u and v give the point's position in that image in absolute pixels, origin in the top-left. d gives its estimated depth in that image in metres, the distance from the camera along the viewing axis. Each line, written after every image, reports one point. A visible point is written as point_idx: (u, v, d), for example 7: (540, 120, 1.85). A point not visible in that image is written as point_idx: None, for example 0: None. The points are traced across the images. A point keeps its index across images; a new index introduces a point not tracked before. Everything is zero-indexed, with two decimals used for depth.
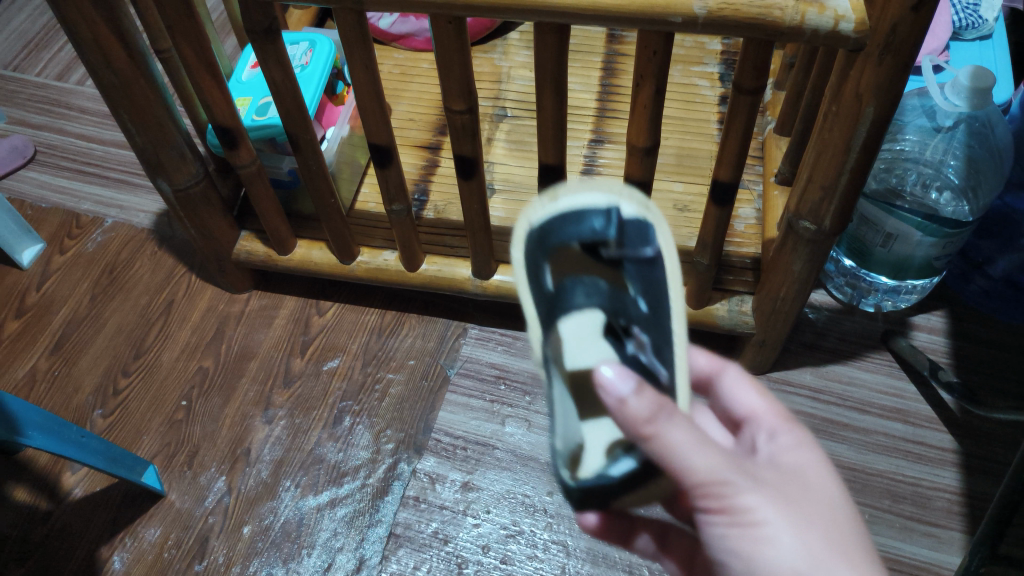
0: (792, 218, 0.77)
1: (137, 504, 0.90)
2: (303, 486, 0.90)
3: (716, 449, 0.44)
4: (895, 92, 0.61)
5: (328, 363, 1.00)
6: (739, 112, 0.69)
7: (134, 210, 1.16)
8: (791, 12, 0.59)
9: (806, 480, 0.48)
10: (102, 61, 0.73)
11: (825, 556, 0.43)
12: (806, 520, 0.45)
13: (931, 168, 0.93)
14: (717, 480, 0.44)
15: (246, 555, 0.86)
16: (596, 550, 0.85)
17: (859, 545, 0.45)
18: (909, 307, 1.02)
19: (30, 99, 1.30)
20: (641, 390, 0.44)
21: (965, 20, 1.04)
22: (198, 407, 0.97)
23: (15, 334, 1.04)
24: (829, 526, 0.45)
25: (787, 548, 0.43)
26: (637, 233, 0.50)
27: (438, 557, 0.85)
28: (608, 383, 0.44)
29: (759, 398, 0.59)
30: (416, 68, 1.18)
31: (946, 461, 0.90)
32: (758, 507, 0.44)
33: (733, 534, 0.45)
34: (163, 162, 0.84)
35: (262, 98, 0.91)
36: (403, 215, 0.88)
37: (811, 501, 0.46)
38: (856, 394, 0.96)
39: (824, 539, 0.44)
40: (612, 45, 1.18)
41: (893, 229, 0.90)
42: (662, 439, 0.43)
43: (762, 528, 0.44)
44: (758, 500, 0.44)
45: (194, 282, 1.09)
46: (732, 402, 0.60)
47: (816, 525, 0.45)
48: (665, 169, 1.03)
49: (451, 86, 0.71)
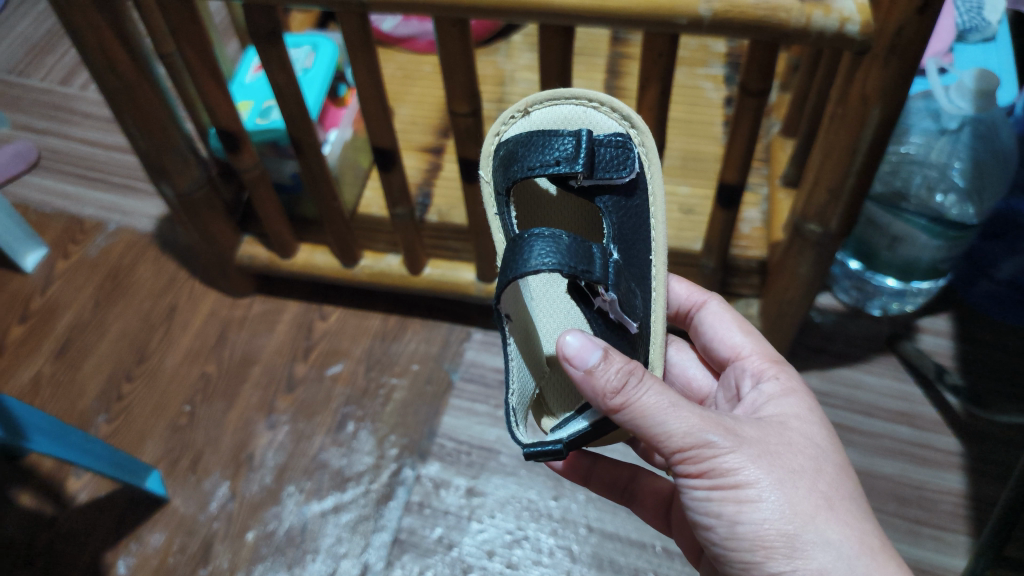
0: (798, 221, 0.76)
1: (141, 510, 0.89)
2: (307, 491, 0.90)
3: (692, 411, 0.48)
4: (902, 94, 0.61)
5: (331, 368, 0.99)
6: (746, 114, 0.68)
7: (137, 214, 1.15)
8: (797, 14, 0.58)
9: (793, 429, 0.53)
10: (106, 65, 0.72)
11: (804, 507, 0.48)
12: (787, 468, 0.49)
13: (936, 171, 0.90)
14: (695, 441, 0.47)
15: (250, 561, 0.85)
16: (601, 555, 0.84)
17: (841, 490, 0.50)
18: (914, 310, 1.02)
19: (34, 104, 1.29)
20: (605, 358, 0.47)
21: (969, 22, 1.04)
22: (202, 412, 0.96)
23: (19, 339, 1.03)
24: (813, 469, 0.50)
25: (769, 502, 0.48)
26: (611, 162, 0.55)
27: (443, 563, 0.84)
28: (572, 354, 0.48)
29: (745, 337, 0.64)
30: (419, 72, 1.18)
31: (952, 464, 0.89)
32: (740, 466, 0.48)
33: (716, 497, 0.48)
34: (166, 166, 0.83)
35: (265, 102, 0.90)
36: (406, 219, 0.88)
37: (795, 450, 0.50)
38: (862, 397, 0.95)
39: (811, 490, 0.48)
40: (615, 48, 1.18)
41: (899, 231, 0.91)
42: (635, 406, 0.47)
43: (743, 481, 0.48)
44: (739, 457, 0.48)
45: (197, 287, 1.08)
46: (718, 339, 0.65)
47: (796, 477, 0.49)
48: (670, 172, 1.03)
49: (456, 88, 0.71)
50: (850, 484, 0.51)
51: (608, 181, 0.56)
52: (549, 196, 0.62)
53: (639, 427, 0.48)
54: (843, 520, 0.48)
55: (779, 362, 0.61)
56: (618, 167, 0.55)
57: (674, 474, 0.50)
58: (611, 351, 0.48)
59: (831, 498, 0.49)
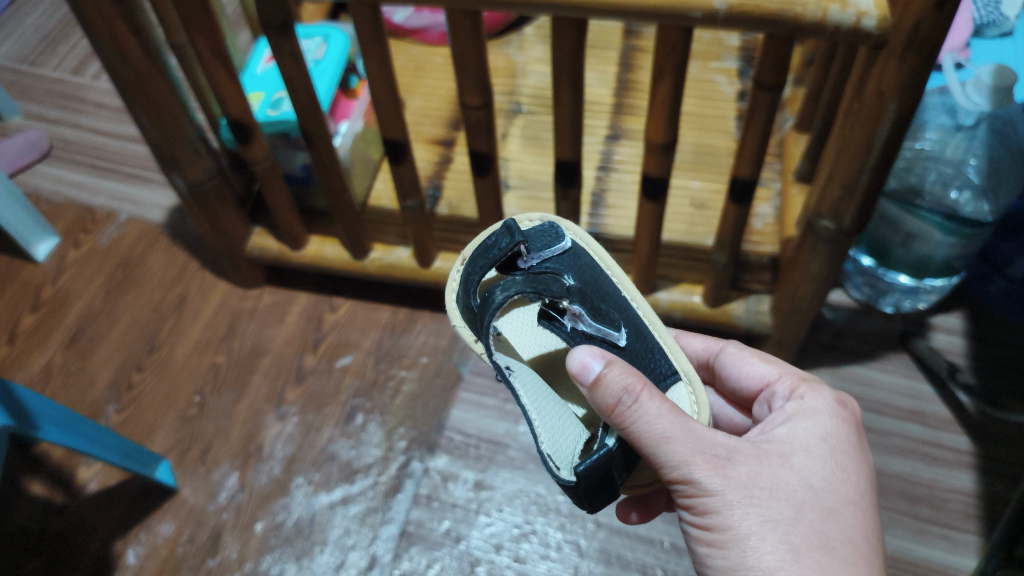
0: (812, 217, 0.75)
1: (151, 499, 0.89)
2: (316, 483, 0.90)
3: (700, 438, 0.47)
4: (919, 89, 0.60)
5: (341, 360, 0.99)
6: (760, 108, 0.67)
7: (149, 205, 1.15)
8: (812, 7, 0.57)
9: (827, 456, 0.50)
10: (117, 54, 0.72)
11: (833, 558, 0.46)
12: (803, 506, 0.47)
13: (951, 167, 0.89)
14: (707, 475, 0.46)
15: (259, 552, 0.85)
16: (609, 551, 0.84)
17: (864, 531, 0.48)
18: (928, 308, 1.01)
19: (46, 93, 1.30)
20: (609, 369, 0.47)
21: (987, 17, 1.05)
22: (210, 404, 0.96)
23: (30, 328, 1.03)
24: (835, 507, 0.48)
25: (778, 539, 0.46)
26: (540, 235, 0.57)
27: (451, 556, 0.84)
28: (575, 369, 0.48)
29: (769, 366, 0.60)
30: (430, 63, 1.17)
31: (964, 463, 0.89)
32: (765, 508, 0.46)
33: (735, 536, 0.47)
34: (177, 157, 0.84)
35: (276, 93, 0.90)
36: (417, 212, 0.87)
37: (819, 483, 0.48)
38: (874, 396, 0.94)
39: (831, 535, 0.47)
40: (628, 40, 1.17)
41: (912, 228, 0.90)
42: (634, 424, 0.46)
43: (751, 518, 0.46)
44: (746, 491, 0.46)
45: (206, 279, 1.08)
46: (744, 375, 0.62)
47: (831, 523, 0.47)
48: (682, 166, 1.02)
49: (468, 81, 0.70)
50: (872, 527, 0.49)
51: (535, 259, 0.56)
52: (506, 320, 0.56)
53: (640, 439, 0.47)
54: (861, 570, 0.46)
55: (808, 380, 0.57)
56: (547, 240, 0.56)
57: (679, 506, 0.49)
58: (614, 361, 0.48)
59: (848, 537, 0.47)
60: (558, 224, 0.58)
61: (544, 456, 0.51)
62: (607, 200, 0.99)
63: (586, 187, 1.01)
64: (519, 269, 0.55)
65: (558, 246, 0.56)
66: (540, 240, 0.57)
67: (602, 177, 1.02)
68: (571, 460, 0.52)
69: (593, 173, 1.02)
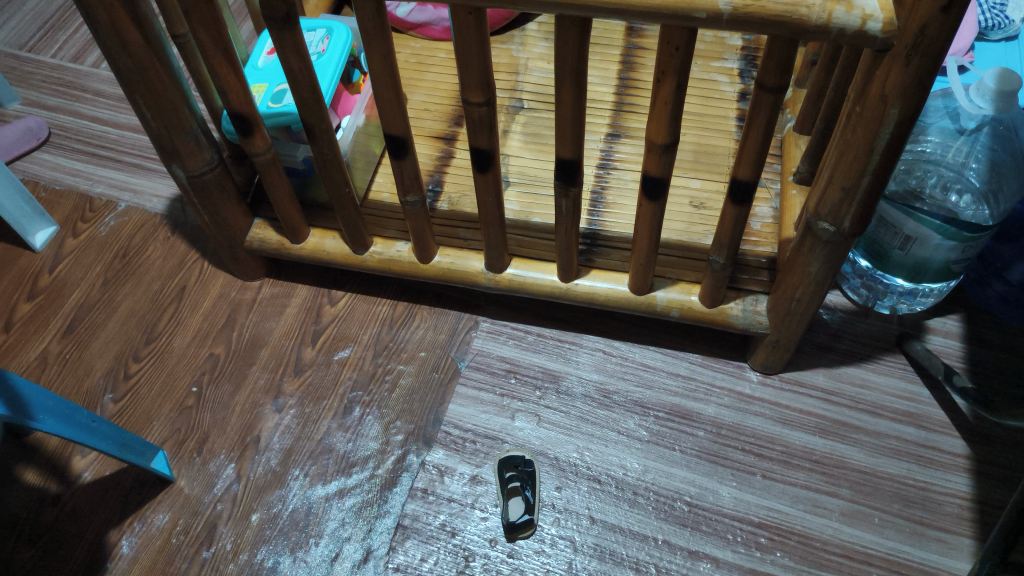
0: (811, 219, 0.75)
1: (147, 488, 0.90)
2: (312, 475, 0.91)
3: None
4: (921, 94, 0.60)
5: (339, 353, 1.00)
6: (761, 110, 0.67)
7: (149, 195, 1.16)
8: (817, 10, 0.58)
9: None
10: (118, 42, 0.72)
11: None
12: None
13: (952, 171, 0.92)
14: None
15: (254, 543, 0.86)
16: (603, 547, 0.85)
17: None
18: (925, 311, 1.02)
19: (45, 81, 1.30)
20: None
21: (992, 20, 1.06)
22: (208, 395, 0.97)
23: (27, 317, 1.04)
24: None
25: None
26: (507, 461, 0.90)
27: (445, 550, 0.85)
28: None
29: None
30: (432, 58, 1.17)
31: (958, 466, 0.89)
32: None
33: None
34: (177, 148, 0.84)
35: (278, 85, 0.90)
36: (417, 207, 0.88)
37: None
38: (869, 397, 0.95)
39: None
40: (631, 38, 1.17)
41: (912, 231, 0.88)
42: None
43: None
44: None
45: (206, 268, 1.08)
46: None
47: None
48: (683, 166, 1.02)
49: (470, 78, 0.70)
50: None
51: (506, 483, 0.88)
52: (495, 502, 0.88)
53: None
54: None
55: None
56: (502, 466, 0.90)
57: None
58: None
59: None
60: (514, 453, 0.91)
61: (501, 464, 0.90)
62: (606, 199, 0.99)
63: (586, 185, 1.01)
64: (496, 498, 0.88)
65: (507, 452, 0.91)
66: (501, 469, 0.90)
67: (601, 175, 1.02)
68: (507, 467, 0.90)
69: (593, 171, 1.03)
